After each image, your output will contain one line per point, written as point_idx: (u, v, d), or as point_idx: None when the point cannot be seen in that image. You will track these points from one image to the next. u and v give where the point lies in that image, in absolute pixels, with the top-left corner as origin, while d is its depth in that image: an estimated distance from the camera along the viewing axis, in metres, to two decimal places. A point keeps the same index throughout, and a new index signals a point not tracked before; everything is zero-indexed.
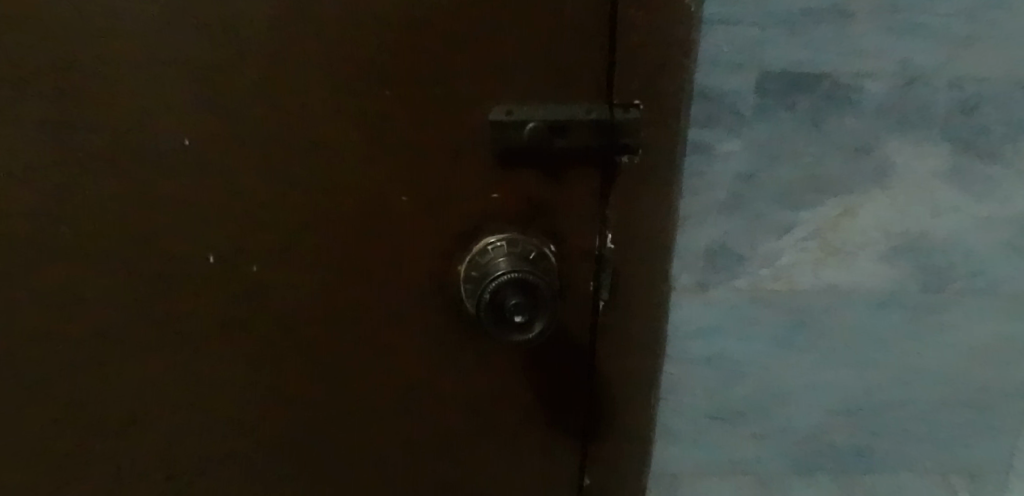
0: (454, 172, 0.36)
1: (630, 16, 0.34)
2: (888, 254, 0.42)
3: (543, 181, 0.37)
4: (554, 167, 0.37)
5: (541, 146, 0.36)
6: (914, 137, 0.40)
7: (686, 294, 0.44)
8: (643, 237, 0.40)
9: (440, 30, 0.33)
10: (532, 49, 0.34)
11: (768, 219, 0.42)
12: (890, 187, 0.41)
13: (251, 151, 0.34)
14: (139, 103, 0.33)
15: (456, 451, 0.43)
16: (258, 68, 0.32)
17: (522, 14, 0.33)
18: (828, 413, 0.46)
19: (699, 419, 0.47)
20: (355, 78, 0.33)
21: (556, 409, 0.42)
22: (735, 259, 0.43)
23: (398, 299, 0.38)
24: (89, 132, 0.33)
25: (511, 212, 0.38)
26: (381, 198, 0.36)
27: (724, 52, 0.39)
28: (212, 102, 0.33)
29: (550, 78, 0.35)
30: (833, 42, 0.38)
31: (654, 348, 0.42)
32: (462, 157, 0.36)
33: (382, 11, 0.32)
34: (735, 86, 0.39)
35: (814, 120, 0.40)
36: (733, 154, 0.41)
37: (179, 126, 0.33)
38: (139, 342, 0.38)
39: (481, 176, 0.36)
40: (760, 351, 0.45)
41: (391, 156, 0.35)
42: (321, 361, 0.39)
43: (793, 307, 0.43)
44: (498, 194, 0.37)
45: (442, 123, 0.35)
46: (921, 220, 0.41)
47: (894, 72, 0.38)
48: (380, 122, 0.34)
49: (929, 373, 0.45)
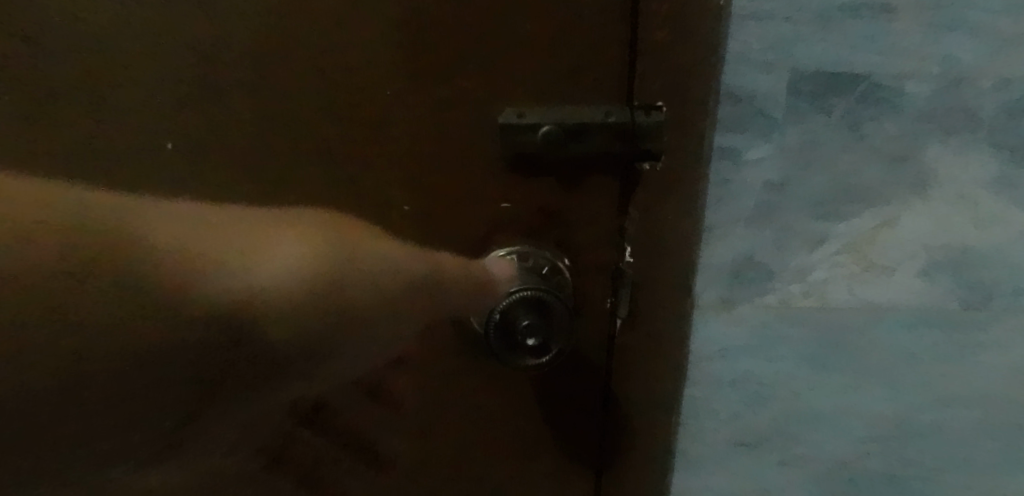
0: (478, 183, 0.41)
1: (650, 27, 0.38)
2: (926, 268, 0.41)
3: (558, 189, 0.40)
4: (567, 175, 0.40)
5: (561, 153, 0.39)
6: (957, 143, 0.39)
7: (711, 313, 0.41)
8: (665, 244, 0.40)
9: (473, 51, 0.39)
10: (554, 62, 0.38)
11: (801, 231, 0.40)
12: (930, 196, 0.39)
13: (282, 160, 0.40)
14: (191, 113, 0.40)
15: (468, 447, 0.46)
16: (317, 83, 0.39)
17: (547, 36, 0.38)
18: (859, 439, 0.44)
19: (724, 447, 0.44)
20: (398, 95, 0.39)
21: (567, 415, 0.45)
22: (765, 272, 0.40)
23: (389, 299, 0.40)
24: (158, 129, 0.39)
25: (525, 221, 0.41)
26: (378, 206, 0.41)
27: (755, 50, 0.36)
28: (258, 122, 0.40)
29: (572, 86, 0.39)
30: (872, 39, 0.37)
31: (672, 357, 0.42)
32: (487, 165, 0.40)
33: (428, 38, 0.38)
34: (768, 87, 0.37)
35: (852, 125, 0.38)
36: (764, 161, 0.38)
37: (234, 126, 0.40)
38: (113, 343, 0.36)
39: (500, 185, 0.40)
40: (790, 371, 0.42)
41: (420, 168, 0.40)
42: (305, 356, 0.40)
43: (826, 323, 0.41)
44: (506, 204, 0.41)
45: (468, 133, 0.40)
46: (961, 233, 0.40)
47: (937, 73, 0.37)
48: (408, 132, 0.40)
49: (974, 396, 0.43)
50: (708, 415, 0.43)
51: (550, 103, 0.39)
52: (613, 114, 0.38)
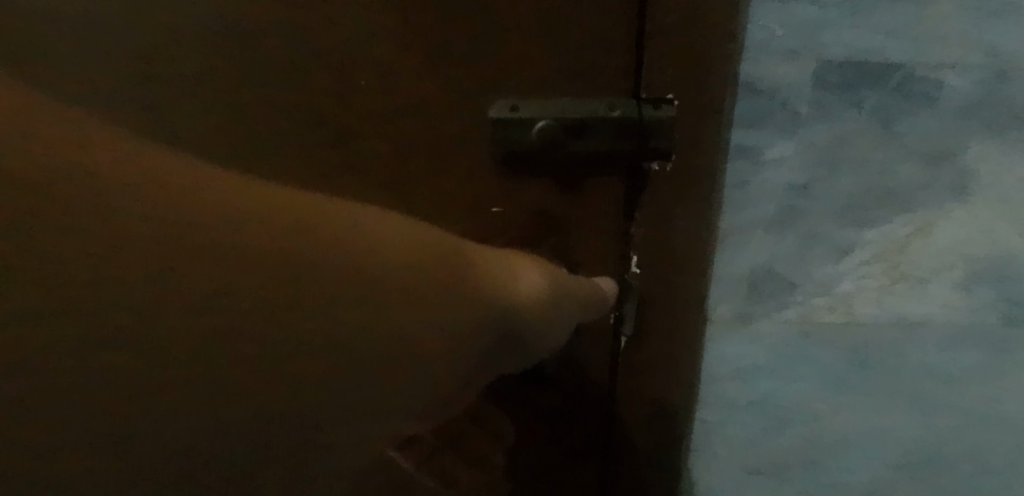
0: (460, 179, 0.34)
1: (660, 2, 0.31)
2: (963, 280, 0.37)
3: (552, 191, 0.34)
4: (566, 174, 0.34)
5: (553, 146, 0.32)
6: (1001, 140, 0.34)
7: (724, 328, 0.37)
8: (671, 259, 0.35)
9: (460, 28, 0.32)
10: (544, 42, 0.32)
11: (825, 239, 0.36)
12: (970, 200, 0.35)
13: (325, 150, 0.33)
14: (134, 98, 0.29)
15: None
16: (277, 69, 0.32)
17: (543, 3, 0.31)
18: (886, 467, 0.39)
19: (738, 474, 0.39)
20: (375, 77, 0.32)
21: (573, 454, 0.38)
22: (786, 285, 0.36)
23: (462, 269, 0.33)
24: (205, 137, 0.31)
25: (514, 223, 0.34)
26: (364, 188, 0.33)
27: (778, 37, 0.33)
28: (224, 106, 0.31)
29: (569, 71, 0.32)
30: (905, 25, 0.33)
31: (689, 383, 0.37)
32: (467, 160, 0.34)
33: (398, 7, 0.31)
34: (790, 78, 0.34)
35: (884, 121, 0.34)
36: (785, 160, 0.34)
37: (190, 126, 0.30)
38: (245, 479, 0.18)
39: (484, 186, 0.34)
40: (809, 392, 0.38)
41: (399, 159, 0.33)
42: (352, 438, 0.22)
43: (851, 340, 0.37)
44: (497, 207, 0.34)
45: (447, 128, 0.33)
46: (1004, 242, 0.36)
47: (979, 62, 0.34)
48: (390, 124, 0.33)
49: (1012, 420, 0.39)
50: (719, 440, 0.39)
51: (548, 94, 0.32)
52: (617, 108, 0.32)
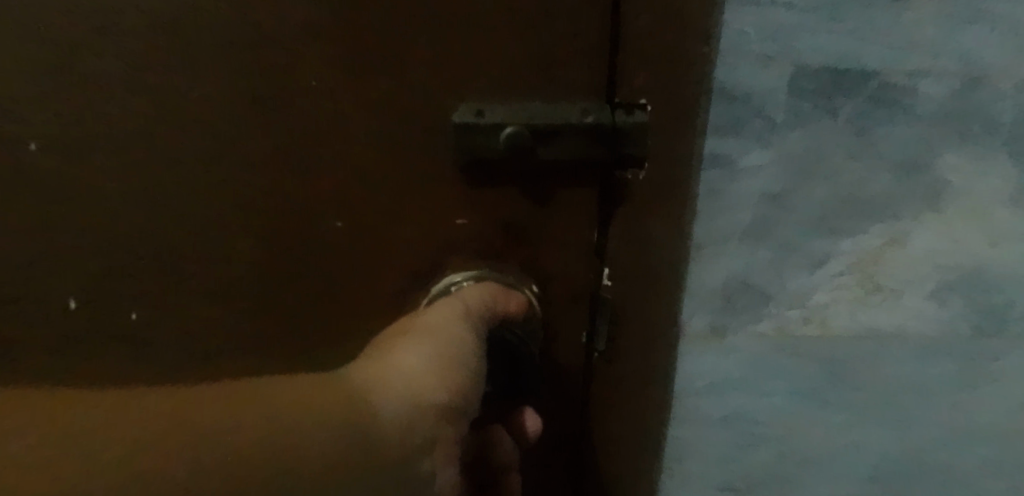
0: (441, 201, 0.36)
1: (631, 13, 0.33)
2: (937, 291, 0.36)
3: (527, 206, 0.37)
4: (535, 186, 0.36)
5: (523, 153, 0.34)
6: (973, 148, 0.34)
7: (698, 342, 0.36)
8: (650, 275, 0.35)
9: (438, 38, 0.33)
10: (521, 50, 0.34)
11: (800, 250, 0.35)
12: (943, 210, 0.35)
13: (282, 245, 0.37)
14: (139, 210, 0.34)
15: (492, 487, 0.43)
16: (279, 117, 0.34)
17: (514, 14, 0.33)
18: (858, 480, 0.39)
19: (710, 487, 0.39)
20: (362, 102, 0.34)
21: (552, 450, 0.43)
22: (762, 297, 0.35)
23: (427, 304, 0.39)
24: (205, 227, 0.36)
25: (482, 240, 0.38)
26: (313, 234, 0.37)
27: (755, 40, 0.31)
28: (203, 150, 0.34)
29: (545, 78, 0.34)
30: (883, 31, 0.32)
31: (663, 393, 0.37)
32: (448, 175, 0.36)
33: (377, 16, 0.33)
34: (767, 84, 0.32)
35: (859, 129, 0.33)
36: (760, 169, 0.33)
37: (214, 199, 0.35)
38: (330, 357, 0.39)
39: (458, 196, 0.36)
40: (783, 407, 0.37)
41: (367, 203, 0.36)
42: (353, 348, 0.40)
43: (826, 354, 0.36)
44: (463, 220, 0.37)
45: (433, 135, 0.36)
46: (976, 251, 0.36)
47: (955, 70, 0.33)
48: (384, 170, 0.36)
49: (983, 430, 0.39)
50: (692, 455, 0.38)
51: (518, 101, 0.34)
52: (590, 114, 0.34)
